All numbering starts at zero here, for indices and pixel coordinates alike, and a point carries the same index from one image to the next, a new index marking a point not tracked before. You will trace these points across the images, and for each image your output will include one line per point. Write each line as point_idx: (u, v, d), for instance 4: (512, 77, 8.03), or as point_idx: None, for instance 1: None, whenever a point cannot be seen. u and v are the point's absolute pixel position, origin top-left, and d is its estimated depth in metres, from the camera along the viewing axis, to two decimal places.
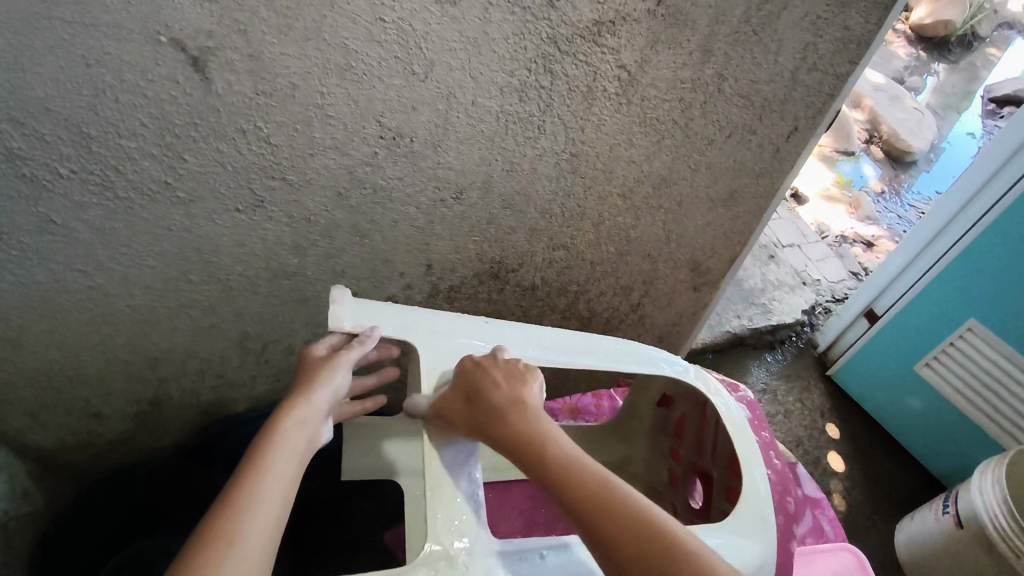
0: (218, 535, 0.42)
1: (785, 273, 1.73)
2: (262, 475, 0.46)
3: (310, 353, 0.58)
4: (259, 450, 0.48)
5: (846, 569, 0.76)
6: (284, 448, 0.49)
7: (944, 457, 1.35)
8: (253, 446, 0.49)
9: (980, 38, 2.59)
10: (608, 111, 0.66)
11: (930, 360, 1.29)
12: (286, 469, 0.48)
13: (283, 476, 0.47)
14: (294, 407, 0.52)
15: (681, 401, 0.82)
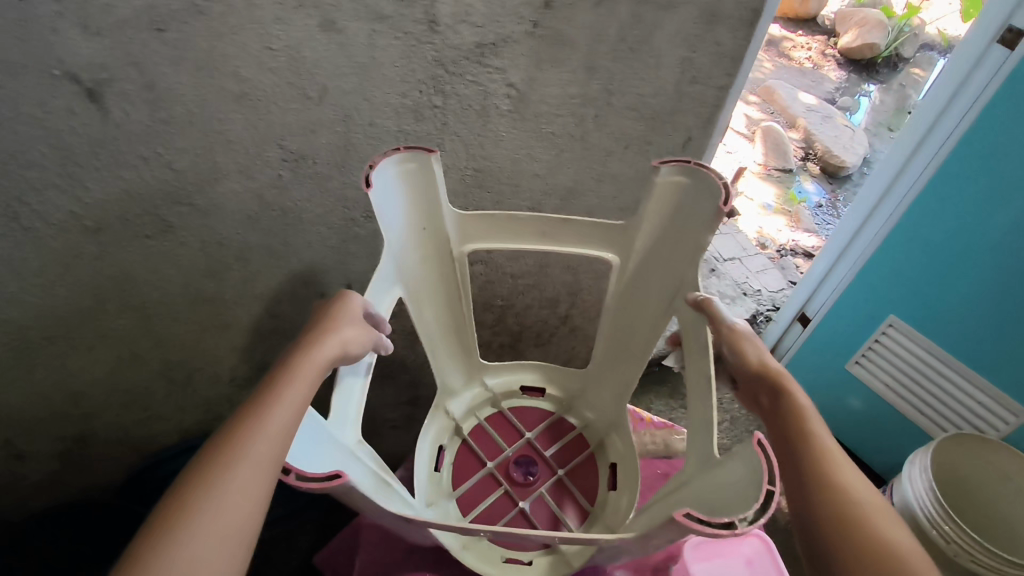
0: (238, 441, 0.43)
1: (726, 285, 1.80)
2: (267, 412, 0.45)
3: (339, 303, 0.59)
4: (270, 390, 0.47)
5: (757, 555, 0.70)
6: (293, 383, 0.48)
7: (882, 452, 1.39)
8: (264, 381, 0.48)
9: (907, 59, 2.65)
10: (504, 127, 0.70)
11: (860, 357, 1.34)
12: (292, 407, 0.46)
13: (288, 416, 0.45)
14: (309, 355, 0.51)
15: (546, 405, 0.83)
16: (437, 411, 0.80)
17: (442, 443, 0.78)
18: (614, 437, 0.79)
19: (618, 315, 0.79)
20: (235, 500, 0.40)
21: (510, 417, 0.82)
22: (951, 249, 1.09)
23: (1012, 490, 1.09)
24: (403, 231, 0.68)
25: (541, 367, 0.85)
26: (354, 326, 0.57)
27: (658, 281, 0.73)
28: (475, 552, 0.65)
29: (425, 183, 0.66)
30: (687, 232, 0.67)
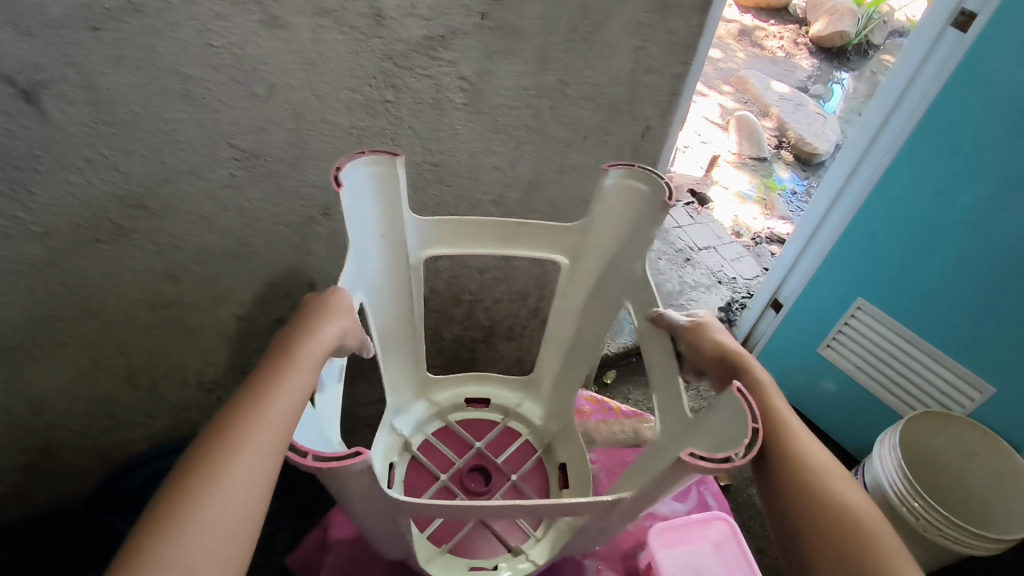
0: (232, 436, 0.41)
1: (700, 274, 1.81)
2: (267, 400, 0.44)
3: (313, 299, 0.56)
4: (266, 380, 0.46)
5: (724, 539, 0.70)
6: (292, 373, 0.47)
7: (856, 434, 1.40)
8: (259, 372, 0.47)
9: (878, 46, 2.69)
10: (460, 120, 0.70)
11: (831, 340, 1.35)
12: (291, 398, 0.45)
13: (291, 403, 0.45)
14: (301, 344, 0.50)
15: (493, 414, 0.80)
16: (384, 429, 0.73)
17: (393, 460, 0.73)
18: (562, 442, 0.76)
19: (575, 326, 0.73)
20: (242, 488, 0.39)
21: (457, 429, 0.77)
22: (918, 229, 1.10)
23: (979, 467, 1.12)
24: (366, 240, 0.59)
25: (484, 377, 0.81)
26: (345, 317, 0.55)
27: (608, 293, 0.67)
28: (439, 564, 0.65)
29: (392, 186, 0.57)
30: (637, 246, 0.61)
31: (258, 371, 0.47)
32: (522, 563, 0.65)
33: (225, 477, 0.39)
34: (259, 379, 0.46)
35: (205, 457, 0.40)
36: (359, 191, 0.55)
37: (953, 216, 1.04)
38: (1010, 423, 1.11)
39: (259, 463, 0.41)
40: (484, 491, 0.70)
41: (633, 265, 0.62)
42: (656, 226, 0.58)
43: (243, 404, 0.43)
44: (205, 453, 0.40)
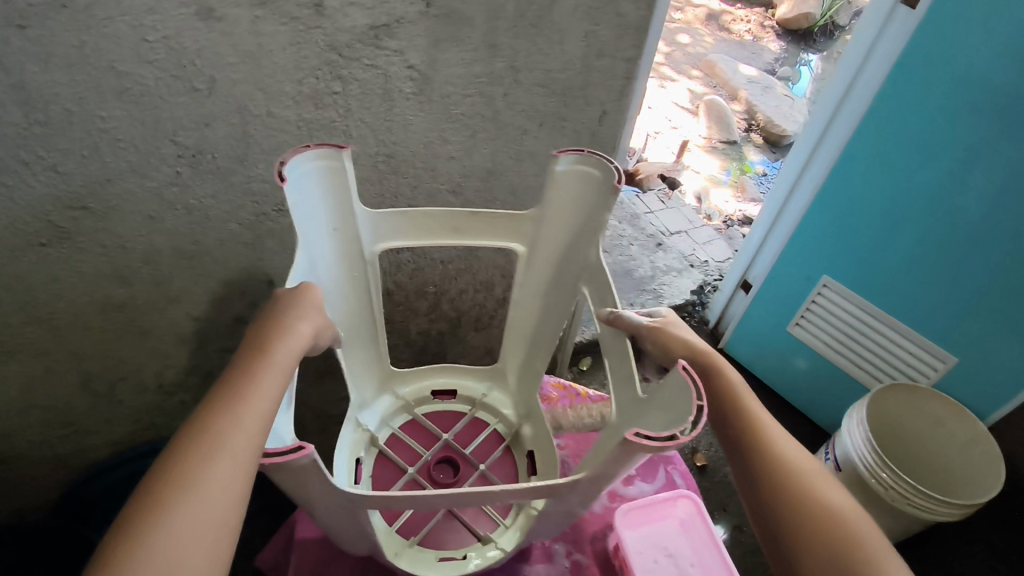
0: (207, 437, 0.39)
1: (672, 258, 1.81)
2: (242, 401, 0.41)
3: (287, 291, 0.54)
4: (237, 382, 0.43)
5: (689, 518, 0.73)
6: (268, 373, 0.44)
7: (827, 409, 1.42)
8: (231, 372, 0.44)
9: (843, 27, 2.72)
10: (411, 110, 0.69)
11: (799, 318, 1.37)
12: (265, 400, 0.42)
13: (266, 405, 0.42)
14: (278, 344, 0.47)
15: (459, 405, 0.79)
16: (349, 423, 0.72)
17: (359, 455, 0.71)
18: (530, 426, 0.76)
19: (537, 315, 0.72)
20: (214, 504, 0.37)
21: (424, 422, 0.76)
22: (879, 207, 1.11)
23: (944, 435, 1.14)
24: (319, 237, 0.58)
25: (449, 369, 0.81)
26: (317, 313, 0.53)
27: (565, 280, 0.66)
28: (408, 558, 0.64)
29: (340, 181, 0.56)
30: (590, 231, 0.60)
31: (231, 371, 0.44)
32: (491, 551, 0.65)
33: (196, 491, 0.37)
34: (231, 381, 0.43)
35: (173, 471, 0.37)
36: (307, 187, 0.54)
37: (918, 195, 1.05)
38: (972, 391, 1.14)
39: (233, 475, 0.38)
40: (452, 483, 0.69)
41: (587, 249, 0.62)
42: (607, 212, 0.58)
43: (215, 410, 0.40)
44: (172, 467, 0.37)
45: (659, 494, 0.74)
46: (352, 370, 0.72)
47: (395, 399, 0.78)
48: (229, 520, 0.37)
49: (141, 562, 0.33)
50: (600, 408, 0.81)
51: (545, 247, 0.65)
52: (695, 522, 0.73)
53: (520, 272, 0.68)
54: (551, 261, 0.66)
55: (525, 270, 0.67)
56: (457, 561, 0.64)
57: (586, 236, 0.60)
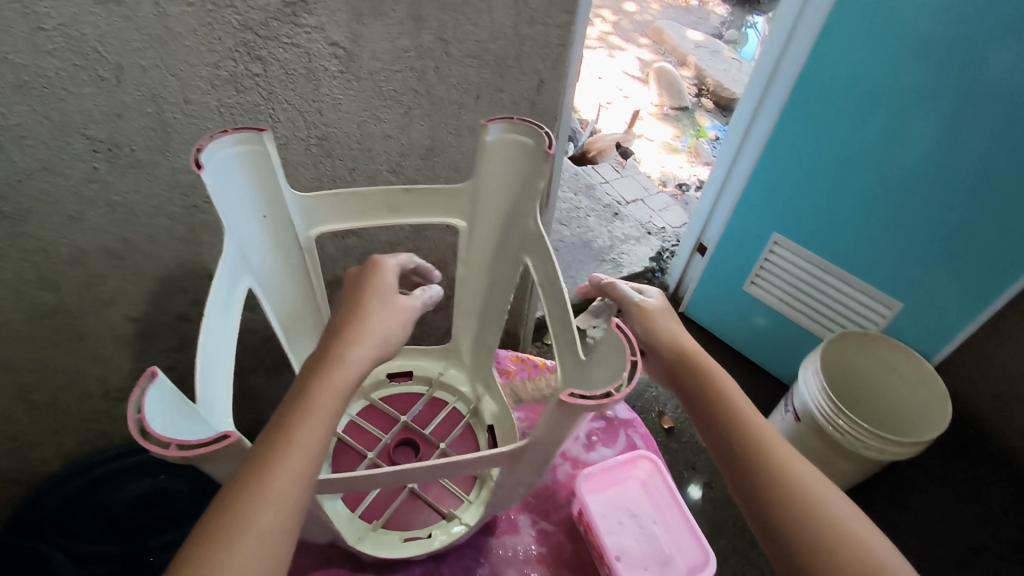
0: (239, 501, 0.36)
1: (630, 227, 1.82)
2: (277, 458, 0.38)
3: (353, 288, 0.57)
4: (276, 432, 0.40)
5: (650, 477, 0.75)
6: (306, 420, 0.41)
7: (786, 363, 1.46)
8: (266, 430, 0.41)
9: None
10: (339, 89, 0.67)
11: (754, 277, 1.39)
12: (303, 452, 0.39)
13: (302, 458, 0.39)
14: (323, 378, 0.44)
15: (415, 387, 0.78)
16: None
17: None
18: (488, 400, 0.76)
19: (484, 291, 0.71)
20: None
21: (382, 407, 0.75)
22: (824, 163, 1.13)
23: (897, 378, 1.18)
24: (248, 226, 0.56)
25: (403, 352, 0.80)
26: (384, 315, 0.53)
27: (508, 251, 0.65)
28: (372, 540, 0.62)
29: (264, 166, 0.54)
30: (528, 199, 0.60)
31: (274, 417, 0.41)
32: (456, 527, 0.64)
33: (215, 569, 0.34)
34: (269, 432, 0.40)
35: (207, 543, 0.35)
36: (228, 174, 0.52)
37: (870, 151, 1.06)
38: (918, 333, 1.18)
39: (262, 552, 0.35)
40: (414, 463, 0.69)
41: (527, 219, 0.61)
42: (542, 178, 0.57)
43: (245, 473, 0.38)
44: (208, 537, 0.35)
45: (617, 458, 0.75)
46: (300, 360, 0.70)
47: None
48: None
49: None
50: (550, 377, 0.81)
51: (484, 220, 0.64)
52: (655, 478, 0.74)
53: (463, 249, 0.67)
54: (493, 235, 0.65)
55: (467, 247, 0.66)
56: (421, 541, 0.63)
57: (524, 205, 0.60)
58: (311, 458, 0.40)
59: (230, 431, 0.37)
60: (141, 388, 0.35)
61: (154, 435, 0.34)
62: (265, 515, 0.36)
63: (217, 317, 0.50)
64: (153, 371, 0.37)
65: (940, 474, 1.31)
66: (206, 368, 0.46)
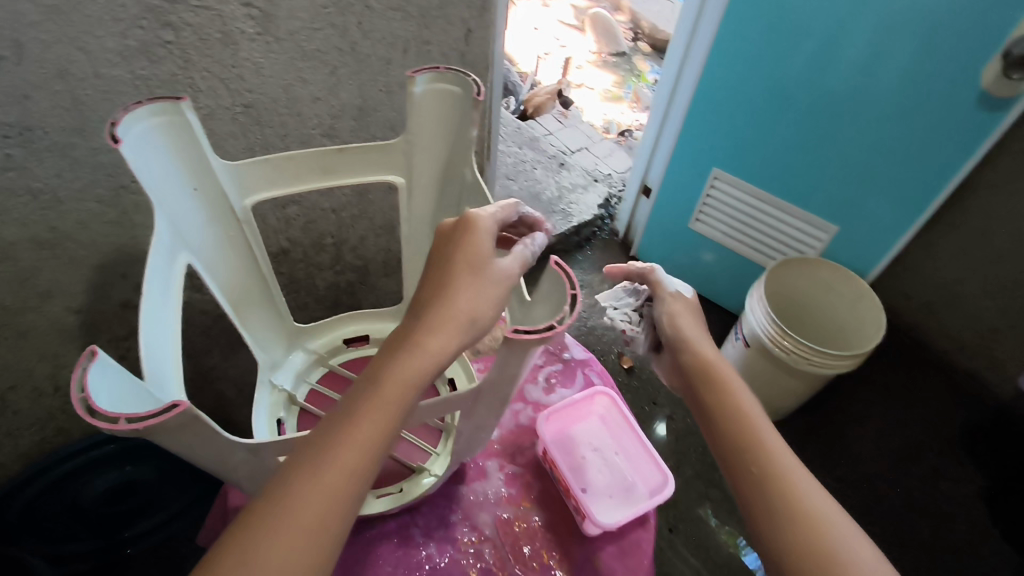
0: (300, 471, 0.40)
1: (576, 176, 1.84)
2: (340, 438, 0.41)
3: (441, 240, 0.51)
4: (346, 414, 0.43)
5: (607, 411, 0.78)
6: (368, 418, 0.42)
7: (734, 294, 1.52)
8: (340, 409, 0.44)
9: None
10: (259, 52, 0.65)
11: (698, 214, 1.43)
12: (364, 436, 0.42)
13: (363, 439, 0.41)
14: (388, 375, 0.44)
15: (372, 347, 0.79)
16: (264, 385, 0.70)
17: (280, 416, 0.70)
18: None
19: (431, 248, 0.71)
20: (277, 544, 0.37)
21: (341, 371, 0.75)
22: (757, 97, 1.16)
23: (835, 297, 1.25)
24: (180, 201, 0.55)
25: (358, 316, 0.80)
26: (473, 289, 0.47)
27: (449, 204, 0.65)
28: None
29: (189, 135, 0.53)
30: (462, 148, 0.60)
31: (348, 398, 0.44)
32: (427, 479, 0.66)
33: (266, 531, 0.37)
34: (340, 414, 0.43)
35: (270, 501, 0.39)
36: (151, 146, 0.50)
37: (800, 83, 1.09)
38: (853, 253, 1.24)
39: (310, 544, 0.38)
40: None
41: (461, 168, 0.61)
42: (473, 125, 0.57)
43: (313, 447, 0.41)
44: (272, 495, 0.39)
45: (577, 396, 0.78)
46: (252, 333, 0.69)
47: (307, 353, 0.76)
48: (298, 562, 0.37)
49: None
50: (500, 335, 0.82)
51: (423, 174, 0.64)
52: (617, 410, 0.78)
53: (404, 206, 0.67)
54: (433, 189, 0.65)
55: (409, 204, 0.66)
56: (394, 495, 0.65)
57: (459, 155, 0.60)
58: (365, 458, 0.41)
59: (180, 400, 0.37)
60: (81, 366, 0.35)
61: (100, 411, 0.34)
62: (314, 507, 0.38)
63: (157, 295, 0.49)
64: (92, 350, 0.37)
65: (879, 382, 1.40)
66: (150, 344, 0.45)
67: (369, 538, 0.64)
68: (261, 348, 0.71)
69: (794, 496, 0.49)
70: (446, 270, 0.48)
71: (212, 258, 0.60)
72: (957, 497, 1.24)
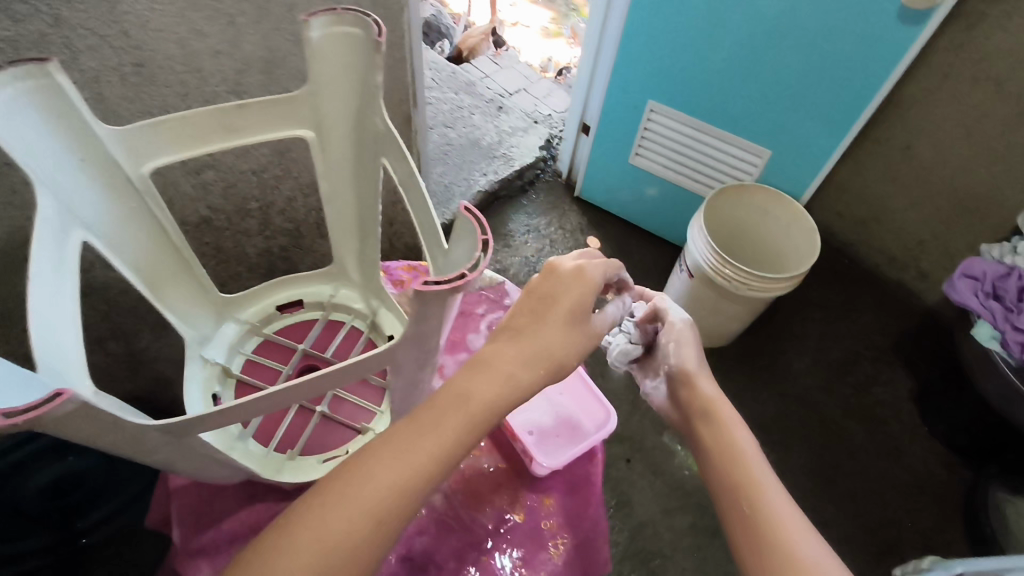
0: (362, 468, 0.44)
1: (515, 119, 1.79)
2: (403, 447, 0.45)
3: (544, 281, 0.57)
4: (414, 423, 0.47)
5: None
6: (433, 433, 0.46)
7: (678, 227, 1.53)
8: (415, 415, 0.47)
9: None
10: (142, 4, 0.59)
11: (638, 149, 1.42)
12: (429, 446, 0.45)
13: (425, 450, 0.45)
14: (460, 394, 0.48)
15: (308, 312, 0.77)
16: (194, 360, 0.68)
17: (215, 391, 0.68)
18: (383, 312, 0.75)
19: (355, 206, 0.68)
20: (331, 531, 0.41)
21: (277, 339, 0.74)
22: (688, 25, 1.13)
23: (772, 222, 1.27)
24: (65, 174, 0.50)
25: (289, 281, 0.77)
26: (560, 339, 0.53)
27: (365, 157, 0.62)
28: (291, 470, 0.63)
29: (66, 101, 0.48)
30: (370, 96, 0.56)
31: (425, 407, 0.48)
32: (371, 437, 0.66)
33: (323, 516, 0.41)
34: (411, 421, 0.47)
35: (332, 489, 0.43)
36: (20, 116, 0.45)
37: (730, 8, 1.06)
38: (788, 177, 1.26)
39: (371, 538, 0.42)
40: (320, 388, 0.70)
41: (372, 118, 0.58)
42: (379, 71, 0.54)
43: (376, 451, 0.45)
44: (333, 486, 0.43)
45: None
46: (173, 310, 0.66)
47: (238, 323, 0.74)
48: (348, 545, 0.41)
49: (287, 547, 0.40)
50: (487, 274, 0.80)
51: (334, 126, 0.60)
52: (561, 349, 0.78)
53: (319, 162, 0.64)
54: (346, 142, 0.62)
55: (323, 160, 0.63)
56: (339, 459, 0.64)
57: (368, 104, 0.57)
58: (425, 465, 0.44)
59: (64, 388, 0.34)
60: None
61: None
62: (377, 503, 0.42)
63: (48, 276, 0.45)
64: None
65: (817, 299, 1.45)
66: (43, 329, 0.42)
67: None
68: (186, 325, 0.67)
69: (783, 537, 0.49)
70: (547, 311, 0.54)
71: (113, 234, 0.56)
72: (888, 399, 1.33)
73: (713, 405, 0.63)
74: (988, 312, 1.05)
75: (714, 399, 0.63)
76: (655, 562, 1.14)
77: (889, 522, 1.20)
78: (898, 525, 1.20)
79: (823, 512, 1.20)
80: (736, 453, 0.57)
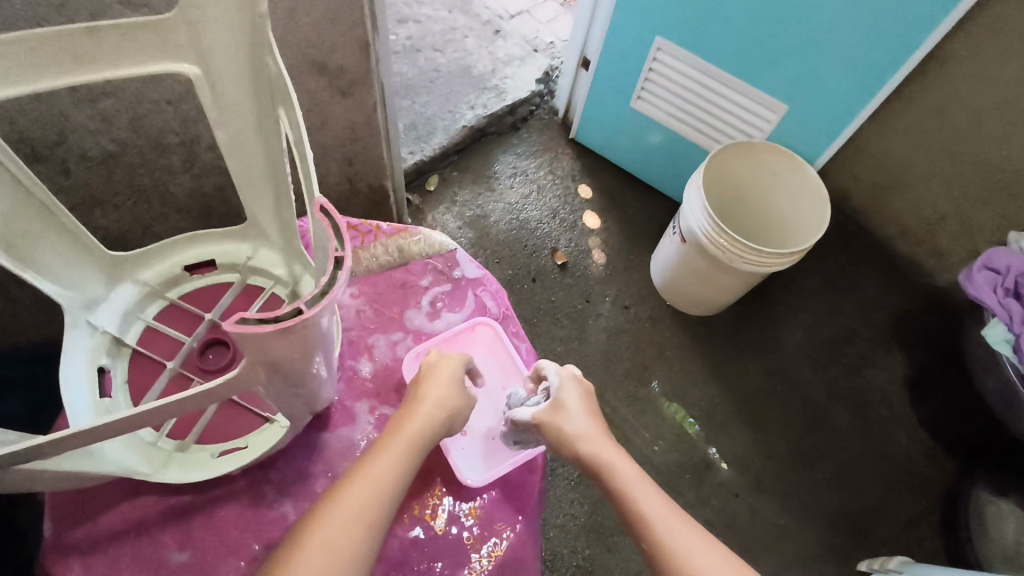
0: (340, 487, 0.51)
1: (513, 46, 1.59)
2: (372, 466, 0.53)
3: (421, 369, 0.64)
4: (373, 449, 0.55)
5: (489, 342, 0.72)
6: (389, 454, 0.54)
7: (679, 180, 1.39)
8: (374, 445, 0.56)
9: None
10: None
11: (641, 91, 1.27)
12: (390, 460, 0.54)
13: (388, 467, 0.53)
14: (404, 425, 0.58)
15: (222, 274, 0.67)
16: (78, 328, 0.58)
17: (103, 363, 0.60)
18: (306, 279, 0.64)
19: (265, 159, 0.56)
20: (331, 539, 0.47)
21: (183, 306, 0.65)
22: None
23: (778, 185, 1.14)
24: None
25: (202, 237, 0.67)
26: (453, 400, 0.62)
27: (265, 104, 0.51)
28: (179, 463, 0.56)
29: None
30: (259, 28, 0.45)
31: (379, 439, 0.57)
32: (273, 430, 0.58)
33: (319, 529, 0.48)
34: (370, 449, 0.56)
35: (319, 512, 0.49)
36: None
37: None
38: (804, 137, 1.12)
39: (364, 541, 0.48)
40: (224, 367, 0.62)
41: (265, 55, 0.47)
42: None
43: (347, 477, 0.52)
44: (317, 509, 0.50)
45: (456, 327, 0.71)
46: (47, 269, 0.55)
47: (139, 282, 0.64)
48: (348, 551, 0.47)
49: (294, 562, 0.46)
50: (438, 241, 0.74)
51: (226, 58, 0.48)
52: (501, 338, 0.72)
53: (212, 106, 0.51)
54: (244, 82, 0.50)
55: (217, 104, 0.51)
56: (237, 452, 0.57)
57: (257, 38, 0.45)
58: (391, 478, 0.52)
59: None
60: None
61: None
62: (363, 511, 0.49)
63: None
64: None
65: (820, 270, 1.34)
66: None
67: (213, 499, 0.59)
68: (66, 283, 0.57)
69: None
70: (431, 377, 0.63)
71: None
72: (880, 385, 1.24)
73: (604, 469, 0.60)
74: (1004, 311, 0.94)
75: (607, 458, 0.61)
76: (612, 538, 1.09)
77: (863, 513, 1.15)
78: (872, 516, 1.14)
79: (793, 498, 1.14)
80: (644, 516, 0.56)
